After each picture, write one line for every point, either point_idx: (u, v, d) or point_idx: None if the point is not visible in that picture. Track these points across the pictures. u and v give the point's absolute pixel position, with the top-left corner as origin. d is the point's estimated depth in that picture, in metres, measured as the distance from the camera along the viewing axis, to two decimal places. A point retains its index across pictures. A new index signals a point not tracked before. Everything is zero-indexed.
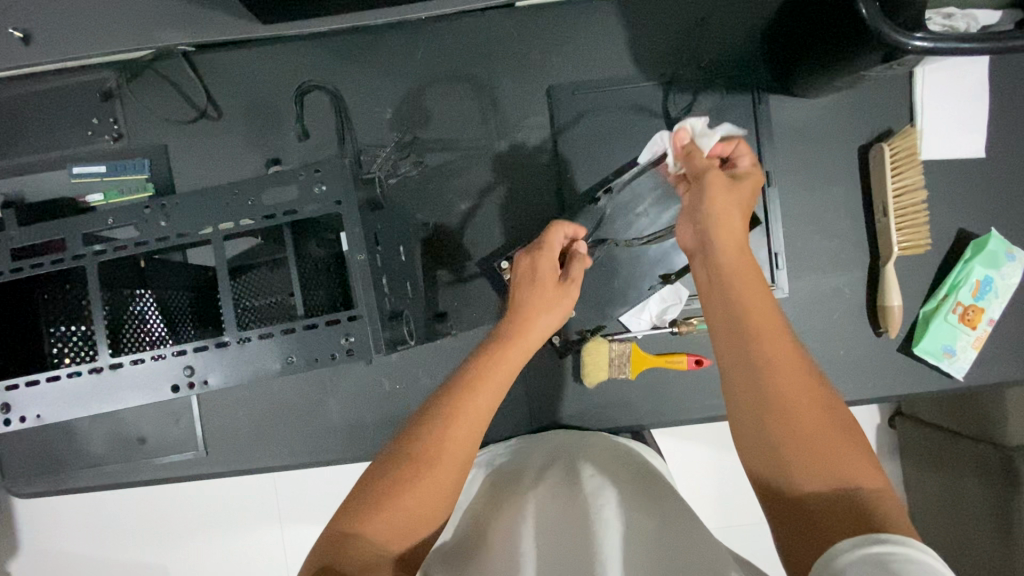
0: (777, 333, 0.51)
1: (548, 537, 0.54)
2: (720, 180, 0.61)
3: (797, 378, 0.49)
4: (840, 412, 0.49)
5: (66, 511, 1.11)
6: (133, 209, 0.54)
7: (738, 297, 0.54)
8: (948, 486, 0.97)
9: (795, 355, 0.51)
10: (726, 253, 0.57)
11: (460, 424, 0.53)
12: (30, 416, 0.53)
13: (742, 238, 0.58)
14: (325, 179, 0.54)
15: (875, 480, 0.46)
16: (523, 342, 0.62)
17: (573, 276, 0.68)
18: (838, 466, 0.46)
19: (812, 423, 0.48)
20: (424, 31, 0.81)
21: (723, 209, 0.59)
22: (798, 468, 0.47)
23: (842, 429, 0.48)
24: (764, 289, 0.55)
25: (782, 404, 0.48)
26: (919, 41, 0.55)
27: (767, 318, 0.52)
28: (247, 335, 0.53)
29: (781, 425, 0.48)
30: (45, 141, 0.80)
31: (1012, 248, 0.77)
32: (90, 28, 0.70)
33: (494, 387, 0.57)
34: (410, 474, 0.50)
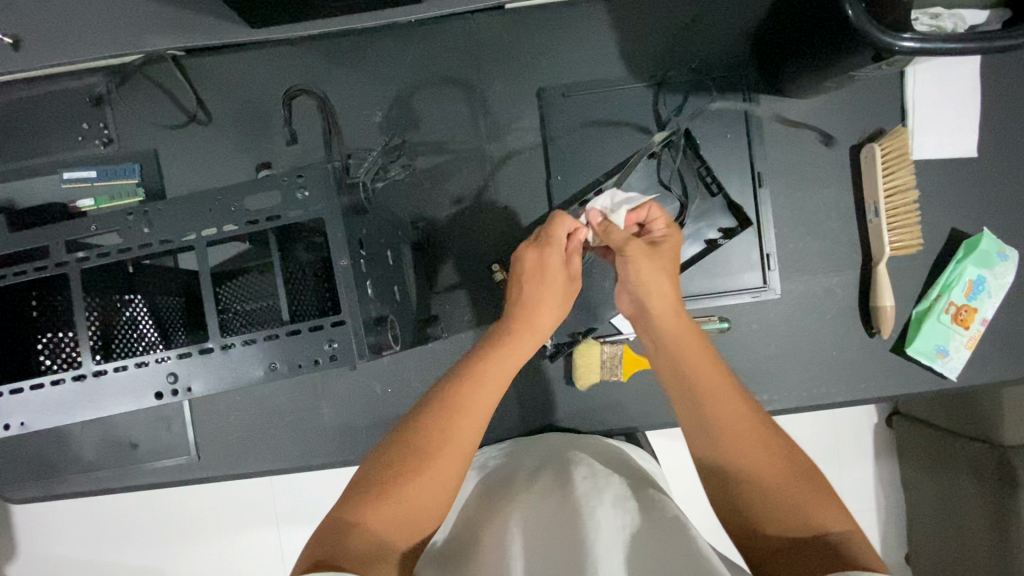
0: (724, 393, 0.54)
1: (543, 541, 0.54)
2: (642, 249, 0.63)
3: (741, 435, 0.52)
4: (797, 455, 0.51)
5: (62, 516, 1.11)
6: (116, 215, 0.53)
7: (686, 363, 0.57)
8: (945, 486, 0.96)
9: (744, 412, 0.53)
10: (665, 319, 0.60)
11: (464, 419, 0.54)
12: (14, 424, 0.53)
13: (677, 300, 0.62)
14: (308, 184, 0.54)
15: (844, 519, 0.47)
16: (532, 334, 0.63)
17: (575, 273, 0.67)
18: (806, 509, 0.48)
19: (771, 474, 0.50)
20: (413, 34, 0.81)
21: (652, 278, 0.62)
22: (767, 519, 0.49)
23: (802, 473, 0.50)
24: (706, 348, 0.58)
25: (738, 465, 0.51)
26: (907, 41, 0.55)
27: (714, 381, 0.55)
28: (231, 342, 0.53)
29: (743, 482, 0.51)
30: (37, 147, 0.80)
31: (1005, 248, 0.77)
32: (78, 34, 0.70)
33: (495, 380, 0.58)
34: (412, 467, 0.51)
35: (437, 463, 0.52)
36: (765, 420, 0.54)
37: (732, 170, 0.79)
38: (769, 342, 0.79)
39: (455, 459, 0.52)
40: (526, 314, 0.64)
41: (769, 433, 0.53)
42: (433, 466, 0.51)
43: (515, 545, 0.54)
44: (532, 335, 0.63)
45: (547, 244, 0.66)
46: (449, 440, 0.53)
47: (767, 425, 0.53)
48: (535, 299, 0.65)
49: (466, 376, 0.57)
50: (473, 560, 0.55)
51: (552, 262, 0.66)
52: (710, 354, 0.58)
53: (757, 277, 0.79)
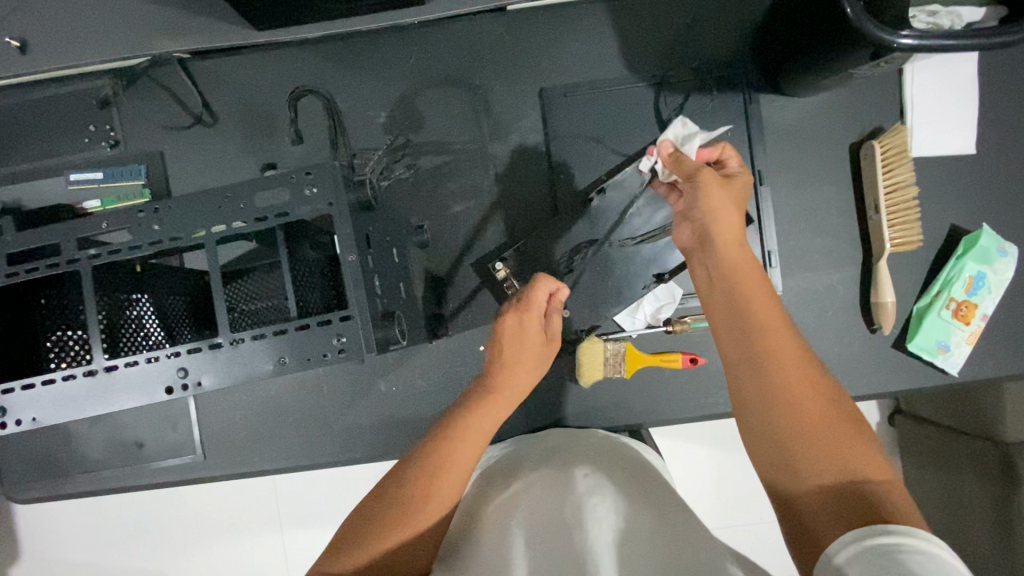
0: (781, 325, 0.52)
1: (539, 541, 0.53)
2: (713, 180, 0.61)
3: (800, 370, 0.50)
4: (844, 401, 0.50)
5: (66, 518, 1.11)
6: (127, 213, 0.54)
7: (740, 290, 0.55)
8: (948, 483, 0.96)
9: (795, 346, 0.52)
10: (726, 247, 0.57)
11: (447, 473, 0.56)
12: (26, 419, 0.54)
13: (741, 232, 0.58)
14: (316, 181, 0.54)
15: (878, 469, 0.47)
16: (510, 393, 0.64)
17: (555, 331, 0.69)
18: (845, 455, 0.47)
19: (817, 412, 0.49)
20: (416, 35, 0.82)
21: (718, 206, 0.59)
22: (803, 457, 0.48)
23: (846, 419, 0.49)
24: (763, 282, 0.55)
25: (782, 396, 0.50)
26: (905, 39, 0.55)
27: (771, 311, 0.53)
28: (241, 336, 0.54)
29: (784, 411, 0.49)
30: (44, 149, 0.81)
31: (1004, 243, 0.78)
32: (86, 37, 0.71)
33: (477, 438, 0.60)
34: (395, 518, 0.52)
35: (420, 514, 0.53)
36: (816, 362, 0.52)
37: None
38: None
39: (436, 512, 0.54)
40: (505, 383, 0.64)
41: (819, 374, 0.51)
42: (415, 521, 0.53)
43: (520, 540, 0.54)
44: (513, 395, 0.64)
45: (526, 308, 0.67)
46: (431, 494, 0.55)
47: (822, 367, 0.51)
48: (511, 359, 0.66)
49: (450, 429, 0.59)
50: (478, 555, 0.55)
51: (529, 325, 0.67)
52: (770, 291, 0.55)
53: None
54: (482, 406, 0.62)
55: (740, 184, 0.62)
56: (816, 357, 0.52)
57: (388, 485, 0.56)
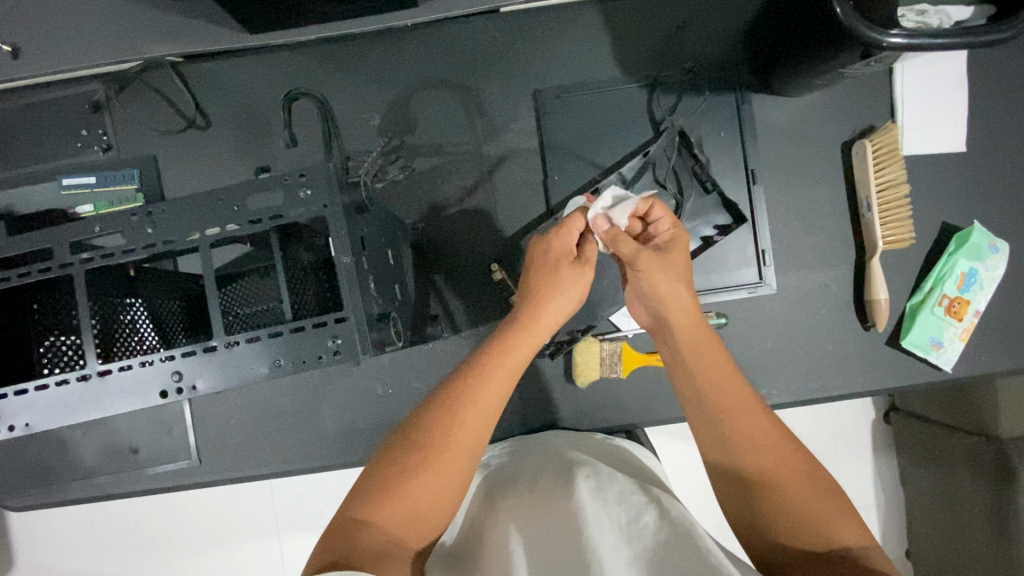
0: (745, 410, 0.52)
1: (546, 544, 0.54)
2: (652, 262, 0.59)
3: (771, 454, 0.50)
4: (818, 469, 0.50)
5: (60, 528, 1.10)
6: (119, 217, 0.54)
7: (705, 378, 0.54)
8: (944, 480, 0.97)
9: (765, 424, 0.51)
10: (684, 331, 0.57)
11: (468, 412, 0.52)
12: (19, 425, 0.53)
13: (696, 306, 0.58)
14: (310, 183, 0.54)
15: (857, 533, 0.47)
16: (536, 327, 0.59)
17: (589, 257, 0.63)
18: (825, 525, 0.47)
19: (793, 485, 0.49)
20: (409, 37, 0.82)
21: (665, 290, 0.58)
22: (782, 529, 0.48)
23: (823, 489, 0.49)
24: (722, 356, 0.55)
25: (761, 480, 0.49)
26: (894, 38, 0.56)
27: (734, 398, 0.52)
28: (235, 339, 0.54)
29: (766, 499, 0.49)
30: (36, 154, 0.80)
31: (995, 240, 0.78)
32: (78, 42, 0.71)
33: (505, 369, 0.55)
34: (420, 462, 0.50)
35: (448, 456, 0.51)
36: (790, 437, 0.51)
37: (726, 169, 0.80)
38: (764, 337, 0.80)
39: (462, 453, 0.51)
40: (533, 314, 0.60)
41: (791, 446, 0.51)
42: (439, 462, 0.50)
43: (520, 547, 0.54)
44: (541, 323, 0.59)
45: (560, 231, 0.65)
46: (454, 434, 0.51)
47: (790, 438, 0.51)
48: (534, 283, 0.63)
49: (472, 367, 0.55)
50: (479, 558, 0.55)
51: (556, 251, 0.63)
52: (733, 371, 0.55)
53: (753, 273, 0.80)
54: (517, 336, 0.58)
55: (677, 244, 0.62)
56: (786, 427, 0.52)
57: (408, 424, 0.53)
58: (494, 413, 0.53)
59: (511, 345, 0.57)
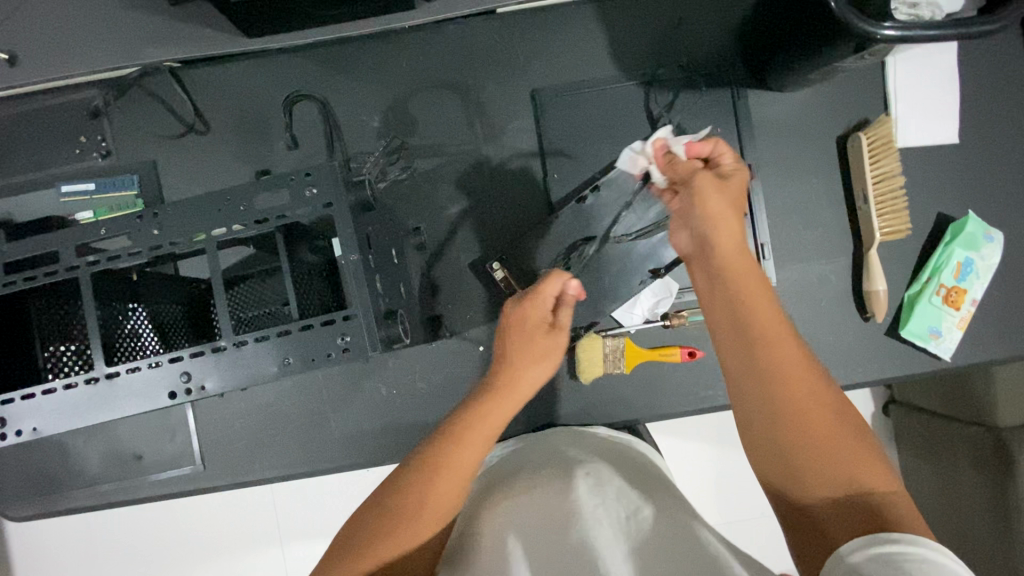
0: (787, 344, 0.51)
1: (537, 546, 0.54)
2: (707, 185, 0.57)
3: (809, 389, 0.50)
4: (850, 411, 0.50)
5: (59, 540, 1.09)
6: (126, 219, 0.54)
7: (747, 306, 0.52)
8: (945, 470, 0.98)
9: (805, 358, 0.51)
10: (729, 258, 0.54)
11: (445, 477, 0.54)
12: (27, 429, 0.53)
13: (743, 240, 0.55)
14: (316, 182, 0.55)
15: (885, 480, 0.48)
16: (512, 395, 0.60)
17: (562, 323, 0.65)
18: (851, 469, 0.48)
19: (827, 429, 0.49)
20: (408, 39, 0.82)
21: (716, 210, 0.55)
22: (810, 469, 0.49)
23: (851, 430, 0.50)
24: (766, 288, 0.54)
25: (795, 413, 0.49)
26: (888, 30, 0.57)
27: (777, 327, 0.51)
28: (243, 338, 0.54)
29: (798, 435, 0.49)
30: (33, 161, 0.80)
31: (990, 230, 0.79)
32: (77, 48, 0.71)
33: (478, 439, 0.56)
34: (392, 524, 0.52)
35: (418, 525, 0.53)
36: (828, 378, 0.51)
37: None
38: None
39: (433, 518, 0.54)
40: (508, 379, 0.61)
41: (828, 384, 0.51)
42: (410, 526, 0.52)
43: (522, 543, 0.54)
44: (515, 393, 0.60)
45: (534, 299, 0.64)
46: (426, 502, 0.53)
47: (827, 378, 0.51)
48: (509, 350, 0.63)
49: (449, 430, 0.57)
50: (481, 554, 0.56)
51: (531, 319, 0.64)
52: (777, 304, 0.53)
53: None
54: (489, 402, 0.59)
55: (736, 178, 0.60)
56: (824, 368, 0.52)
57: (387, 486, 0.55)
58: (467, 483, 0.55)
59: (485, 413, 0.58)
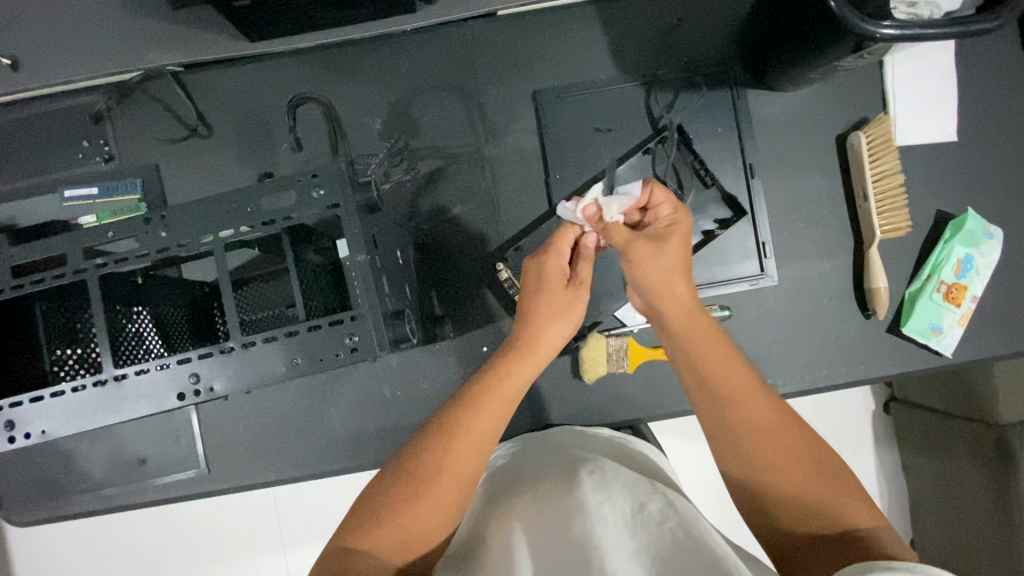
0: (747, 393, 0.53)
1: (545, 541, 0.53)
2: (645, 250, 0.61)
3: (772, 436, 0.51)
4: (821, 452, 0.51)
5: (62, 545, 1.09)
6: (133, 222, 0.54)
7: (701, 361, 0.55)
8: (946, 467, 0.98)
9: (764, 406, 0.52)
10: (678, 315, 0.58)
11: (464, 441, 0.55)
12: (35, 432, 0.53)
13: (691, 296, 0.60)
14: (322, 184, 0.55)
15: (866, 513, 0.48)
16: (534, 356, 0.61)
17: (582, 278, 0.67)
18: (833, 506, 0.48)
19: (798, 475, 0.49)
20: (410, 41, 0.83)
21: (657, 274, 0.60)
22: (788, 513, 0.49)
23: (823, 469, 0.50)
24: (716, 339, 0.56)
25: (764, 463, 0.50)
26: (886, 29, 0.57)
27: (733, 380, 0.53)
28: (252, 339, 0.54)
29: (772, 482, 0.50)
30: (36, 166, 0.80)
31: (990, 226, 0.80)
32: (80, 53, 0.71)
33: (499, 400, 0.57)
34: (413, 491, 0.52)
35: (435, 493, 0.53)
36: (792, 417, 0.52)
37: (725, 163, 0.81)
38: (768, 329, 0.81)
39: (452, 486, 0.53)
40: (526, 341, 0.62)
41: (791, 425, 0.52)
42: (434, 491, 0.53)
43: (523, 541, 0.55)
44: (532, 355, 0.61)
45: (554, 252, 0.67)
46: (447, 468, 0.54)
47: (790, 419, 0.52)
48: (529, 311, 0.64)
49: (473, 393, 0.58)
50: (484, 554, 0.56)
51: (551, 273, 0.66)
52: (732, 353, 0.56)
53: (754, 266, 0.81)
54: (511, 360, 0.61)
55: (675, 231, 0.62)
56: (786, 405, 0.54)
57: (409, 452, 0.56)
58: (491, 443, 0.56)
59: (505, 375, 0.59)
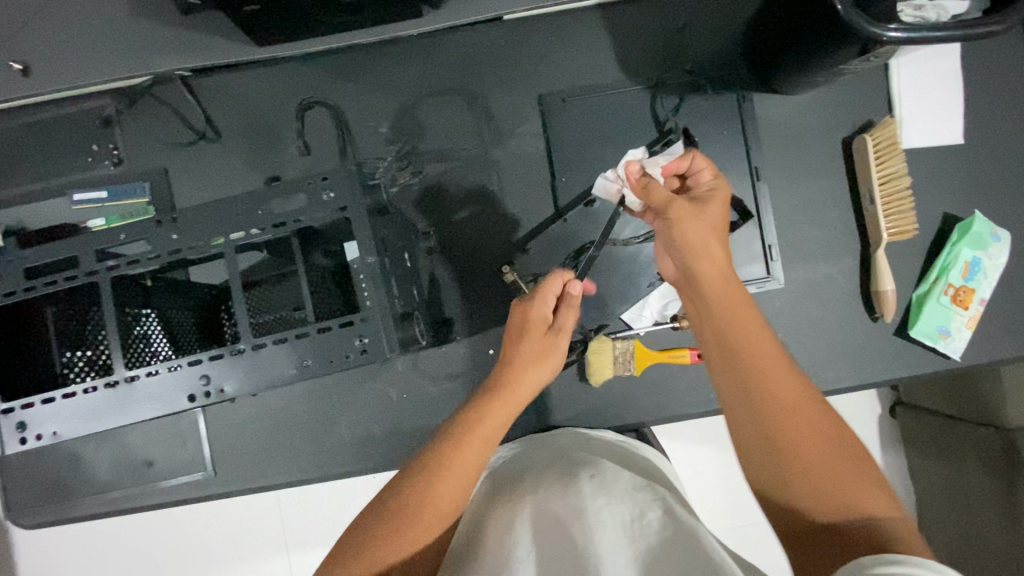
0: (774, 365, 0.52)
1: (544, 543, 0.54)
2: (684, 211, 0.59)
3: (798, 410, 0.50)
4: (849, 440, 0.50)
5: (66, 549, 1.09)
6: (145, 225, 0.55)
7: (731, 328, 0.54)
8: (954, 471, 0.97)
9: (794, 383, 0.51)
10: (708, 284, 0.56)
11: (446, 479, 0.55)
12: (46, 433, 0.53)
13: (726, 266, 0.57)
14: (332, 185, 0.55)
15: (888, 506, 0.47)
16: (512, 397, 0.61)
17: (562, 326, 0.64)
18: (850, 493, 0.47)
19: (821, 455, 0.48)
20: (416, 46, 0.83)
21: (694, 237, 0.57)
22: (805, 494, 0.48)
23: (850, 457, 0.49)
24: (750, 311, 0.55)
25: (785, 435, 0.49)
26: (893, 32, 0.57)
27: (764, 351, 0.52)
28: (262, 341, 0.54)
29: (791, 460, 0.49)
30: (46, 170, 0.81)
31: (997, 229, 0.80)
32: (89, 58, 0.71)
33: (479, 441, 0.57)
34: (395, 525, 0.52)
35: (420, 524, 0.53)
36: (818, 399, 0.51)
37: (730, 166, 0.81)
38: (774, 331, 0.81)
39: (431, 523, 0.53)
40: (507, 381, 0.61)
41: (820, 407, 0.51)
42: (416, 526, 0.52)
43: (521, 543, 0.55)
44: (515, 396, 0.61)
45: (539, 299, 0.64)
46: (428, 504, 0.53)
47: (821, 401, 0.51)
48: (513, 355, 0.63)
49: (457, 431, 0.58)
50: (483, 554, 0.56)
51: (532, 319, 0.64)
52: (765, 328, 0.54)
53: (761, 268, 0.81)
54: (487, 406, 0.60)
55: (715, 196, 0.60)
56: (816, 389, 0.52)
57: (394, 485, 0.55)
58: (472, 481, 0.56)
59: (488, 415, 0.59)
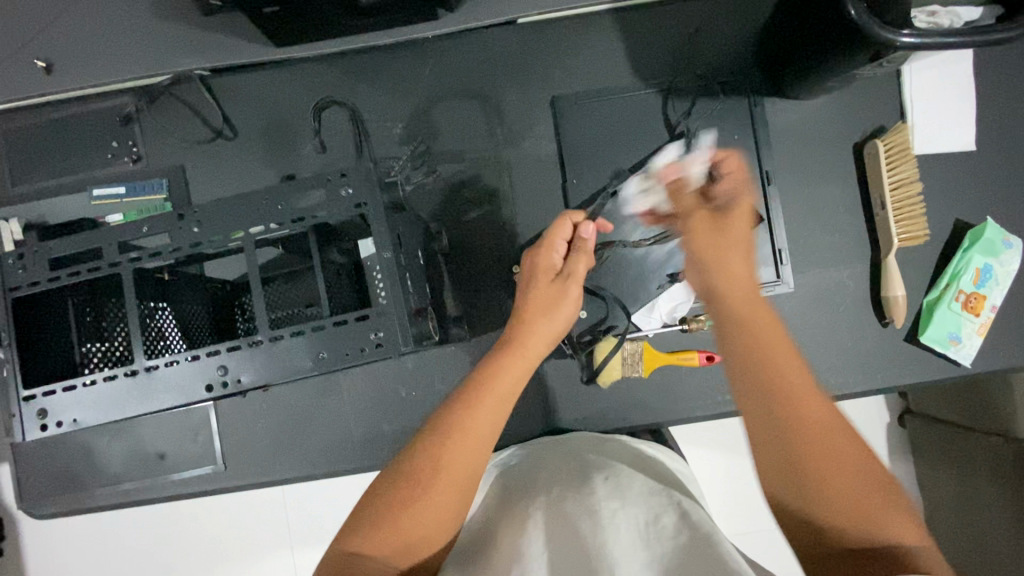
0: (806, 391, 0.49)
1: (558, 542, 0.54)
2: (707, 225, 0.64)
3: (828, 441, 0.47)
4: (876, 468, 0.47)
5: (75, 542, 1.10)
6: (167, 218, 0.56)
7: (759, 349, 0.51)
8: (964, 480, 0.97)
9: (824, 408, 0.48)
10: (727, 300, 0.56)
11: (461, 442, 0.52)
12: (66, 421, 0.55)
13: (745, 280, 0.58)
14: (350, 182, 0.56)
15: (911, 533, 0.46)
16: (524, 351, 0.61)
17: (572, 271, 0.68)
18: (875, 519, 0.46)
19: (848, 484, 0.46)
20: (431, 48, 0.84)
21: (716, 251, 0.61)
22: (825, 516, 0.47)
23: (877, 485, 0.47)
24: (776, 331, 0.53)
25: (814, 466, 0.47)
26: (906, 37, 0.58)
27: (795, 376, 0.49)
28: (280, 333, 0.55)
29: (814, 487, 0.47)
30: (66, 165, 0.82)
31: (1009, 236, 0.79)
32: (111, 57, 0.73)
33: (493, 403, 0.55)
34: (406, 498, 0.50)
35: (435, 493, 0.51)
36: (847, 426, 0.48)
37: None
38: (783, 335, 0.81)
39: (445, 494, 0.51)
40: (517, 336, 0.63)
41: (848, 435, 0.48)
42: (431, 494, 0.51)
43: (535, 542, 0.55)
44: (524, 350, 0.61)
45: (546, 247, 0.70)
46: (441, 469, 0.51)
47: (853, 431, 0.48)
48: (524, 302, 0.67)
49: (471, 397, 0.55)
50: (495, 555, 0.56)
51: (541, 265, 0.70)
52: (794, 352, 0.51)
53: (771, 272, 0.81)
54: (503, 362, 0.59)
55: (740, 206, 0.66)
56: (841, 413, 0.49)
57: (405, 456, 0.53)
58: (486, 445, 0.54)
59: (501, 372, 0.58)
